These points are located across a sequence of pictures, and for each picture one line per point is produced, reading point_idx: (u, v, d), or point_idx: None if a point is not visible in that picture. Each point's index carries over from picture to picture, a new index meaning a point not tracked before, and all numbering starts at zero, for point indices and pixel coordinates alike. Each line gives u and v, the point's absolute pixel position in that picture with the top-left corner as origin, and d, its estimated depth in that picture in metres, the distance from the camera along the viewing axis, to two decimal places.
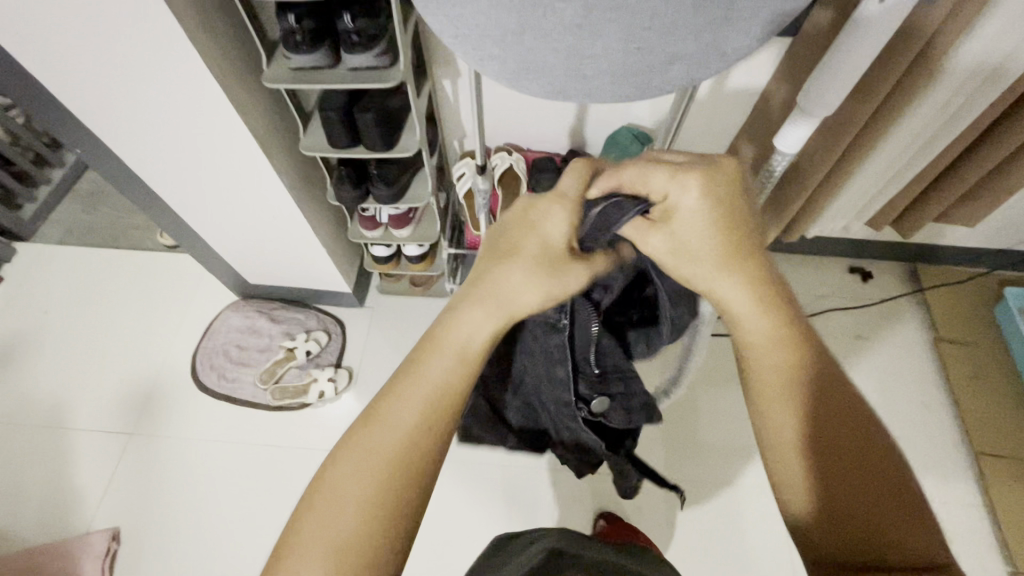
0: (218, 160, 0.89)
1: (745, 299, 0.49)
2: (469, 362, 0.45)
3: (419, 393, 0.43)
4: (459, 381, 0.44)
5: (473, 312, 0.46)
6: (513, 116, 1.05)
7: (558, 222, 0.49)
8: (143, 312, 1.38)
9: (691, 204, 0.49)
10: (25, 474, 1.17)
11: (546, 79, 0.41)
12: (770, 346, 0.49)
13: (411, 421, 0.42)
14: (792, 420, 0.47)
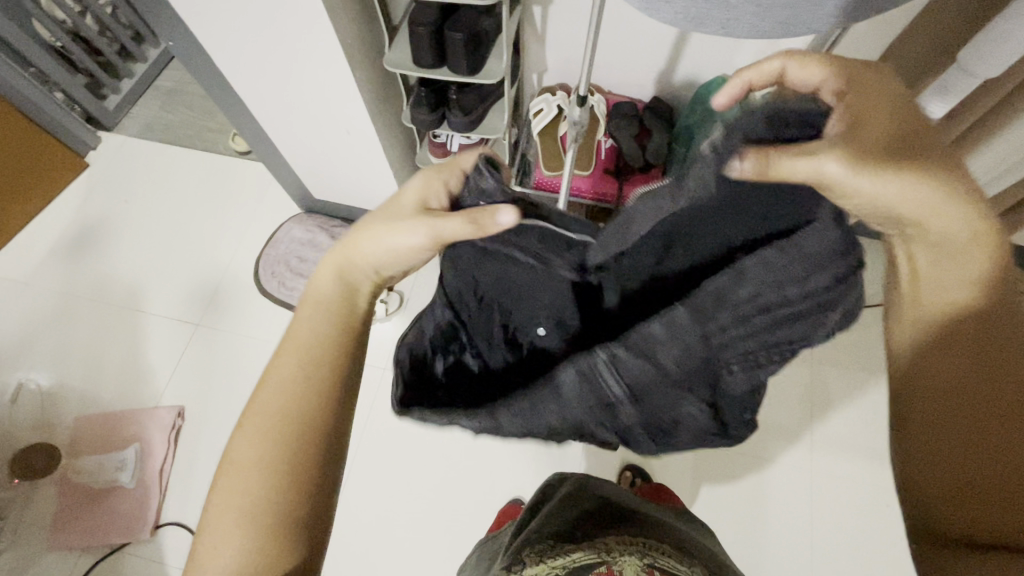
0: (303, 66, 0.88)
1: (960, 223, 0.41)
2: (341, 315, 0.54)
3: (295, 350, 0.51)
4: (328, 331, 0.52)
5: (323, 276, 0.56)
6: (603, 53, 1.00)
7: (410, 195, 0.57)
8: (212, 213, 1.44)
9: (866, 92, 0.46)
10: (104, 347, 1.28)
11: (682, 3, 0.37)
12: (956, 261, 0.42)
13: (296, 376, 0.49)
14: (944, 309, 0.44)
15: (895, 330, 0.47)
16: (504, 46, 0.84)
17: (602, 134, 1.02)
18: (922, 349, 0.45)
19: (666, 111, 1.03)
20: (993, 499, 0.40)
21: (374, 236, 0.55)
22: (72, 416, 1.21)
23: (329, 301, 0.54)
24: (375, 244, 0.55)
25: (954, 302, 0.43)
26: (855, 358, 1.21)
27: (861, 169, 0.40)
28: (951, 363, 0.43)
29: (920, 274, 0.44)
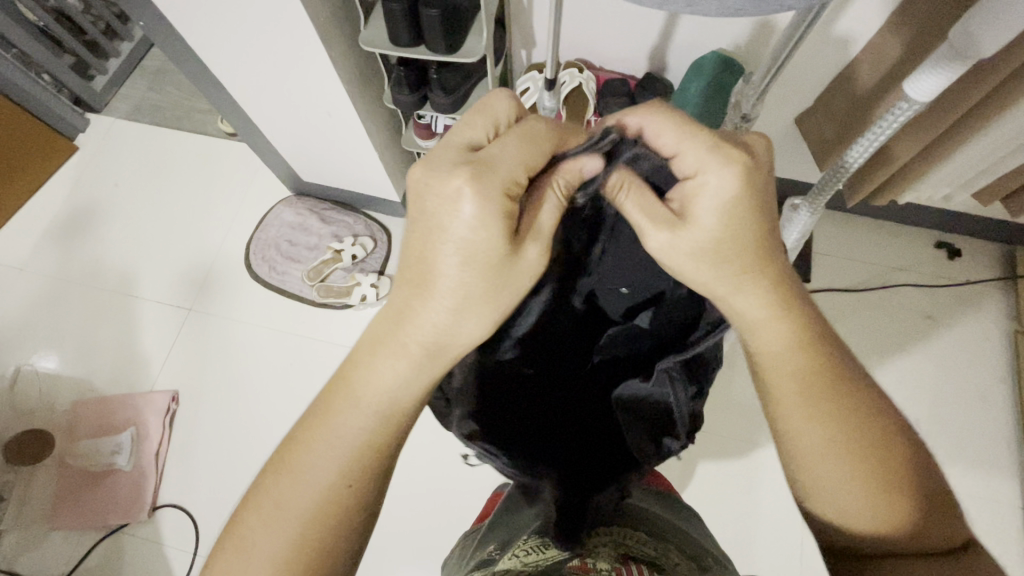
0: (277, 47, 0.85)
1: (765, 314, 0.47)
2: (394, 417, 0.44)
3: (331, 447, 0.43)
4: (372, 438, 0.44)
5: (379, 356, 0.44)
6: (591, 28, 0.95)
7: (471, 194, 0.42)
8: (201, 197, 1.43)
9: (712, 187, 0.44)
10: (98, 332, 1.29)
11: None
12: (781, 363, 0.47)
13: (328, 475, 0.43)
14: (812, 414, 0.46)
15: (784, 432, 0.47)
16: (483, 23, 0.80)
17: (592, 113, 0.97)
18: (810, 453, 0.46)
19: (660, 88, 0.98)
20: (911, 534, 0.45)
21: (450, 316, 0.44)
22: (70, 400, 1.23)
23: (388, 402, 0.44)
24: (454, 316, 0.44)
25: (793, 375, 0.46)
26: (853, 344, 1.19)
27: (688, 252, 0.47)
28: (827, 438, 0.45)
29: (763, 357, 0.47)
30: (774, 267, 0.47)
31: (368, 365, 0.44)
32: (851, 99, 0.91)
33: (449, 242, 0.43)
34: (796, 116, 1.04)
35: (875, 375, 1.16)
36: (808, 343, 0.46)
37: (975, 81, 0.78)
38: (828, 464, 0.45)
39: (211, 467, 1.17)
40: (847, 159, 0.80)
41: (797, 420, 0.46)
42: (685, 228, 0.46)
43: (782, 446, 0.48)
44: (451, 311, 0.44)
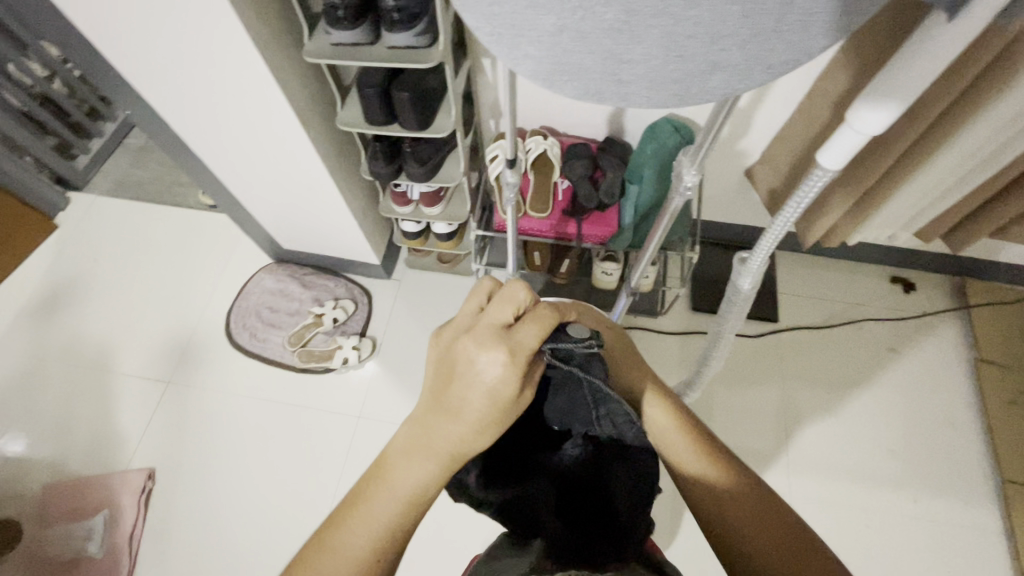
0: (257, 127, 0.91)
1: (649, 403, 0.58)
2: (418, 505, 0.43)
3: (368, 528, 0.42)
4: (402, 523, 0.43)
5: (412, 453, 0.43)
6: (551, 100, 1.03)
7: (489, 362, 0.43)
8: (182, 268, 1.44)
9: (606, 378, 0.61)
10: (72, 410, 1.26)
11: (581, 81, 0.39)
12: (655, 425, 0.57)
13: (359, 553, 0.41)
14: (686, 450, 0.54)
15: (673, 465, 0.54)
16: (451, 101, 0.86)
17: (557, 176, 1.03)
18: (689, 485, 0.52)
19: (619, 150, 1.05)
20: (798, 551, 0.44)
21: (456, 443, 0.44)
22: (41, 483, 1.19)
23: (415, 495, 0.43)
24: (473, 431, 0.44)
25: (665, 427, 0.56)
26: (824, 380, 1.23)
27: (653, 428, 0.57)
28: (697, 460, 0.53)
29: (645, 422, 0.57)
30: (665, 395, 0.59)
31: (403, 461, 0.43)
32: (792, 154, 0.99)
33: (476, 384, 0.43)
34: (746, 170, 1.12)
35: (848, 408, 1.20)
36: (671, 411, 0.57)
37: (900, 134, 0.86)
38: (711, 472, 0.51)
39: (188, 548, 1.12)
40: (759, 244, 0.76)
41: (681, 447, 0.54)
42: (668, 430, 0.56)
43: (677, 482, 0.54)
44: (475, 435, 0.44)
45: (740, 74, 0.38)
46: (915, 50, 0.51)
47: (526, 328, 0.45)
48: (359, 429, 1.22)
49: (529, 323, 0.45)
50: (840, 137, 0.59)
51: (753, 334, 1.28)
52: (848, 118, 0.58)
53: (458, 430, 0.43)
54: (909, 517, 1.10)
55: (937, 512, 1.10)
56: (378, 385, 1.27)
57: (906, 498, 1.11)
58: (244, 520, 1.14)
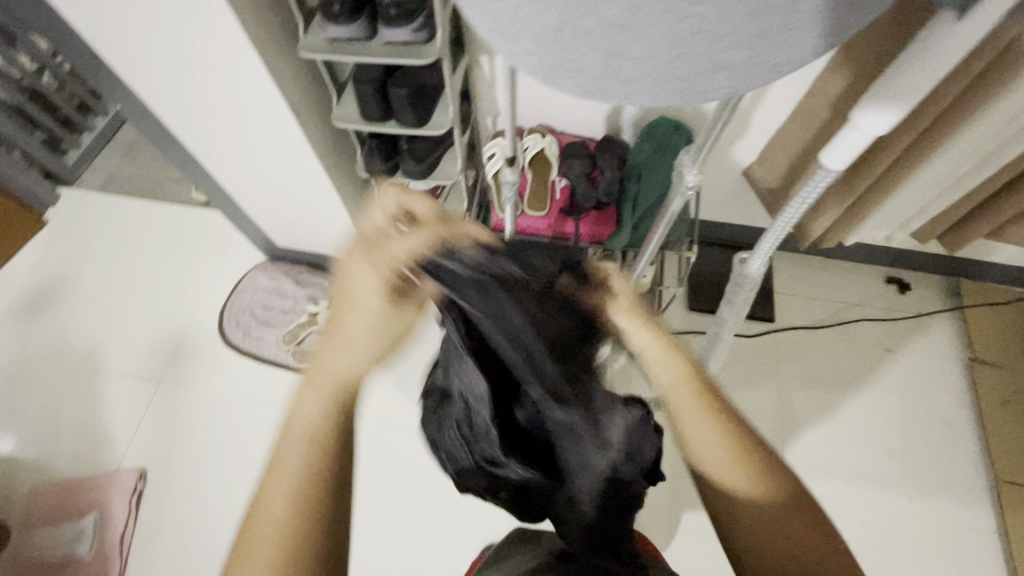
0: (252, 123, 0.89)
1: (667, 362, 0.53)
2: (324, 437, 0.46)
3: (285, 480, 0.44)
4: (319, 463, 0.46)
5: (307, 388, 0.48)
6: (549, 98, 1.02)
7: (364, 280, 0.48)
8: (174, 265, 1.43)
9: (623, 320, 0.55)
10: (62, 410, 1.25)
11: (583, 79, 0.38)
12: (674, 388, 0.52)
13: (283, 507, 0.44)
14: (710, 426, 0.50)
15: (687, 448, 0.51)
16: (448, 98, 0.85)
17: (555, 174, 1.02)
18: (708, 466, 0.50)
19: (616, 149, 1.05)
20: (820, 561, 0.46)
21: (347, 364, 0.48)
22: (30, 484, 1.17)
23: (316, 429, 0.46)
24: (356, 353, 0.48)
25: (688, 397, 0.51)
26: (820, 379, 1.23)
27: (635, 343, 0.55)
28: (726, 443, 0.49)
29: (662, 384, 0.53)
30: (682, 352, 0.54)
31: (301, 394, 0.47)
32: (790, 154, 0.98)
33: (354, 306, 0.48)
34: (744, 170, 1.12)
35: (843, 408, 1.20)
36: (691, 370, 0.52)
37: (899, 135, 0.86)
38: (728, 465, 0.49)
39: (180, 548, 1.11)
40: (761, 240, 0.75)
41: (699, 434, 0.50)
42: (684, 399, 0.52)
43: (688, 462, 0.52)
44: (360, 359, 0.48)
45: (745, 73, 0.37)
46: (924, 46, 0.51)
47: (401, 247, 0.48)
48: None
49: (398, 239, 0.48)
50: (842, 140, 0.58)
51: (751, 333, 1.28)
52: (851, 119, 0.57)
53: (348, 359, 0.48)
54: (903, 517, 1.10)
55: (931, 512, 1.10)
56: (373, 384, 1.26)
57: (900, 497, 1.12)
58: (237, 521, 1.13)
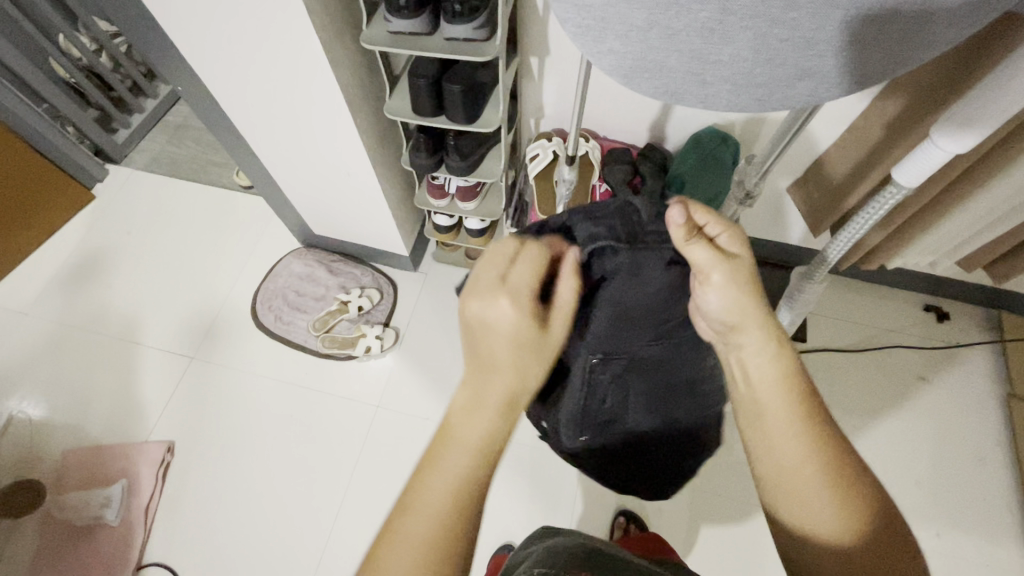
0: (305, 110, 0.91)
1: (762, 357, 0.53)
2: (483, 456, 0.45)
3: (443, 482, 0.44)
4: (474, 477, 0.44)
5: (465, 412, 0.46)
6: (596, 103, 1.02)
7: (500, 310, 0.48)
8: (213, 246, 1.46)
9: (718, 286, 0.54)
10: (98, 378, 1.28)
11: (663, 79, 0.38)
12: (764, 386, 0.52)
13: (443, 519, 0.43)
14: (791, 427, 0.50)
15: (761, 448, 0.51)
16: (499, 97, 0.86)
17: (596, 179, 1.02)
18: (780, 464, 0.50)
19: (659, 157, 1.05)
20: None
21: (496, 373, 0.47)
22: (63, 448, 1.20)
23: (480, 448, 0.45)
24: (510, 371, 0.47)
25: (782, 397, 0.51)
26: (849, 404, 1.21)
27: (717, 286, 0.55)
28: (807, 446, 0.49)
29: (752, 381, 0.53)
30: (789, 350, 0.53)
31: (459, 418, 0.46)
32: (840, 173, 0.97)
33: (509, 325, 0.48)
34: (787, 186, 1.11)
35: (873, 434, 1.17)
36: (788, 369, 0.52)
37: (955, 162, 0.84)
38: (799, 463, 0.49)
39: (202, 522, 1.13)
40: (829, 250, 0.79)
41: (781, 433, 0.50)
42: (766, 388, 0.52)
43: (757, 462, 0.52)
44: (525, 376, 0.48)
45: (826, 81, 0.37)
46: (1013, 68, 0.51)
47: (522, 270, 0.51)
48: (377, 419, 1.22)
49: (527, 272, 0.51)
50: (921, 156, 0.61)
51: None
52: (930, 138, 0.59)
53: (502, 382, 0.47)
54: (929, 551, 1.07)
55: (959, 549, 1.07)
56: (398, 376, 1.27)
57: (928, 531, 1.09)
58: (256, 500, 1.15)
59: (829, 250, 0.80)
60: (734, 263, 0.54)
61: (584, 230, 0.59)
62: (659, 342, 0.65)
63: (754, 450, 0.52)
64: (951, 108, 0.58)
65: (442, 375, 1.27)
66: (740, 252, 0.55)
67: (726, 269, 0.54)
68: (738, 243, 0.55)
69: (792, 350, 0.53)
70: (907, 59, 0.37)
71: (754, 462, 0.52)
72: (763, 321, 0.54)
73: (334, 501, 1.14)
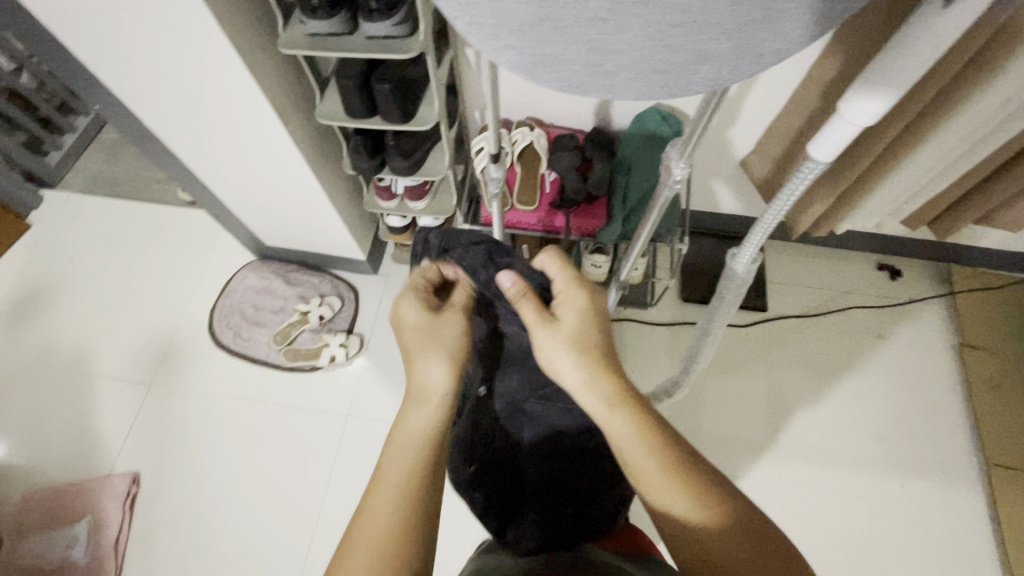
0: (233, 121, 0.88)
1: (607, 408, 0.52)
2: (430, 446, 0.50)
3: (391, 484, 0.47)
4: (419, 467, 0.49)
5: (408, 410, 0.53)
6: (537, 90, 1.01)
7: (410, 308, 0.59)
8: (162, 267, 1.41)
9: (546, 343, 0.56)
10: (51, 415, 1.23)
11: (564, 72, 0.37)
12: (618, 433, 0.51)
13: (394, 517, 0.45)
14: (656, 471, 0.48)
15: (642, 499, 0.49)
16: (434, 92, 0.84)
17: (544, 168, 1.01)
18: (665, 513, 0.48)
19: (605, 140, 1.04)
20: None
21: (431, 361, 0.55)
22: (21, 491, 1.16)
23: (427, 437, 0.51)
24: (438, 359, 0.55)
25: (637, 442, 0.50)
26: (811, 366, 1.23)
27: (543, 344, 0.56)
28: (672, 485, 0.47)
29: (609, 434, 0.52)
30: (630, 394, 0.53)
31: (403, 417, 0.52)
32: (783, 143, 0.98)
33: (426, 328, 0.58)
34: (737, 160, 1.11)
35: (836, 394, 1.21)
36: (634, 414, 0.51)
37: (890, 125, 0.85)
38: (673, 505, 0.47)
39: (177, 550, 1.11)
40: (736, 260, 0.81)
41: (643, 472, 0.49)
42: (618, 436, 0.51)
43: (650, 514, 0.49)
44: (455, 362, 0.56)
45: (727, 65, 0.37)
46: (909, 37, 0.52)
47: (429, 277, 0.64)
48: (349, 427, 1.21)
49: (432, 275, 0.64)
50: (830, 129, 0.59)
51: (743, 323, 1.28)
52: (839, 109, 0.58)
53: (436, 368, 0.55)
54: (896, 500, 1.11)
55: (923, 495, 1.12)
56: (366, 382, 1.25)
57: (894, 482, 1.13)
58: (231, 521, 1.13)
59: (735, 261, 0.81)
60: (561, 324, 0.57)
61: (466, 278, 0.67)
62: (554, 399, 0.66)
63: (645, 504, 0.50)
64: (863, 72, 0.56)
65: None
66: (572, 310, 0.58)
67: (548, 328, 0.56)
68: (575, 299, 0.59)
69: (634, 391, 0.53)
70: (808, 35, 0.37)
71: (649, 514, 0.50)
72: (603, 368, 0.54)
73: (311, 513, 1.13)
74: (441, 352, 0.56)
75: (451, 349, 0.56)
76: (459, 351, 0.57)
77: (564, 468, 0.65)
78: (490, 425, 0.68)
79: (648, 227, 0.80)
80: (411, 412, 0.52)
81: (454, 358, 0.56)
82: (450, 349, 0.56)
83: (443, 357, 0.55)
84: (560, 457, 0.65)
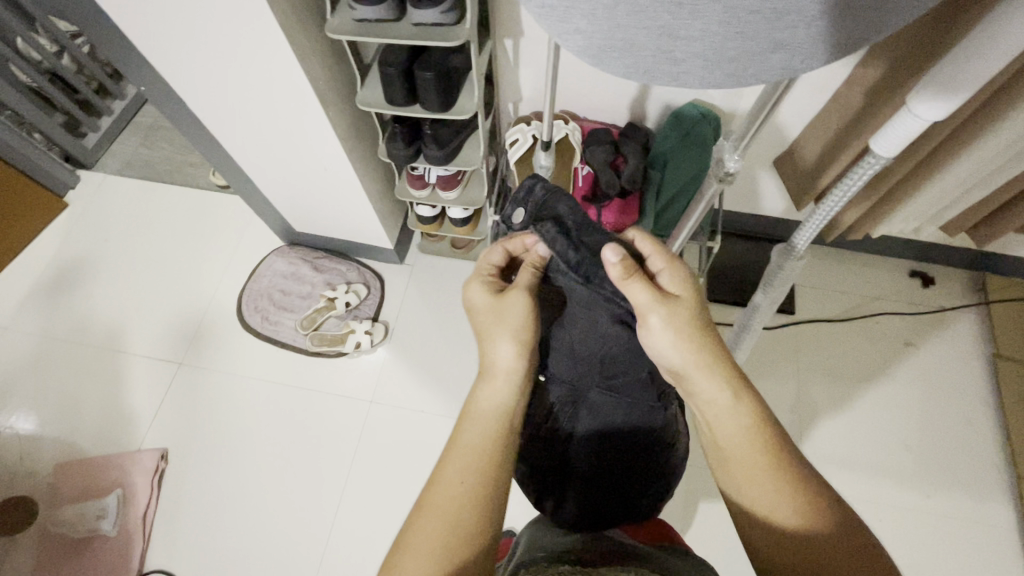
0: (274, 106, 0.89)
1: (723, 398, 0.53)
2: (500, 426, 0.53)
3: (462, 457, 0.51)
4: (490, 444, 0.52)
5: (482, 392, 0.56)
6: (574, 83, 1.00)
7: (480, 293, 0.61)
8: (193, 249, 1.43)
9: (659, 327, 0.55)
10: (83, 390, 1.26)
11: (632, 57, 0.37)
12: (727, 425, 0.52)
13: (468, 486, 0.49)
14: (762, 471, 0.49)
15: (737, 494, 0.51)
16: (474, 82, 0.84)
17: (577, 162, 1.00)
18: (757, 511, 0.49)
19: (640, 136, 1.03)
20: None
21: (502, 341, 0.57)
22: (54, 462, 1.19)
23: (498, 415, 0.54)
24: (510, 340, 0.57)
25: (745, 436, 0.51)
26: (838, 372, 1.22)
27: (655, 329, 0.55)
28: (775, 486, 0.49)
29: (718, 424, 0.53)
30: (745, 387, 0.53)
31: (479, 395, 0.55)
32: (822, 144, 0.96)
33: (497, 310, 0.59)
34: (772, 160, 1.10)
35: (864, 401, 1.19)
36: (750, 409, 0.52)
37: (936, 127, 0.84)
38: (771, 505, 0.48)
39: (203, 527, 1.13)
40: (796, 237, 0.79)
41: (747, 469, 0.50)
42: (728, 425, 0.52)
43: (739, 509, 0.51)
44: (525, 345, 0.57)
45: (799, 53, 0.36)
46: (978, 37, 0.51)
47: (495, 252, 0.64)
48: (372, 414, 1.22)
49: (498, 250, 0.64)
50: (897, 123, 0.59)
51: (770, 326, 1.27)
52: (908, 105, 0.58)
53: (508, 350, 0.56)
54: (921, 511, 1.10)
55: (949, 507, 1.10)
56: (390, 369, 1.26)
57: (919, 493, 1.11)
58: (254, 501, 1.15)
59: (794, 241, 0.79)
60: (678, 308, 0.55)
61: (558, 253, 0.58)
62: (616, 394, 0.62)
63: (738, 498, 0.51)
64: (929, 72, 0.56)
65: (435, 365, 1.26)
66: (682, 290, 0.56)
67: (664, 310, 0.54)
68: (679, 278, 0.57)
69: (750, 385, 0.53)
70: (885, 24, 0.36)
71: (736, 507, 0.52)
72: (717, 359, 0.54)
73: (333, 496, 1.15)
74: (513, 334, 0.57)
75: (521, 330, 0.57)
76: (529, 333, 0.58)
77: (613, 461, 0.65)
78: (544, 404, 0.64)
79: (693, 220, 0.79)
80: (485, 393, 0.55)
81: (524, 341, 0.57)
82: (521, 331, 0.57)
83: (513, 339, 0.57)
84: (613, 453, 0.64)
